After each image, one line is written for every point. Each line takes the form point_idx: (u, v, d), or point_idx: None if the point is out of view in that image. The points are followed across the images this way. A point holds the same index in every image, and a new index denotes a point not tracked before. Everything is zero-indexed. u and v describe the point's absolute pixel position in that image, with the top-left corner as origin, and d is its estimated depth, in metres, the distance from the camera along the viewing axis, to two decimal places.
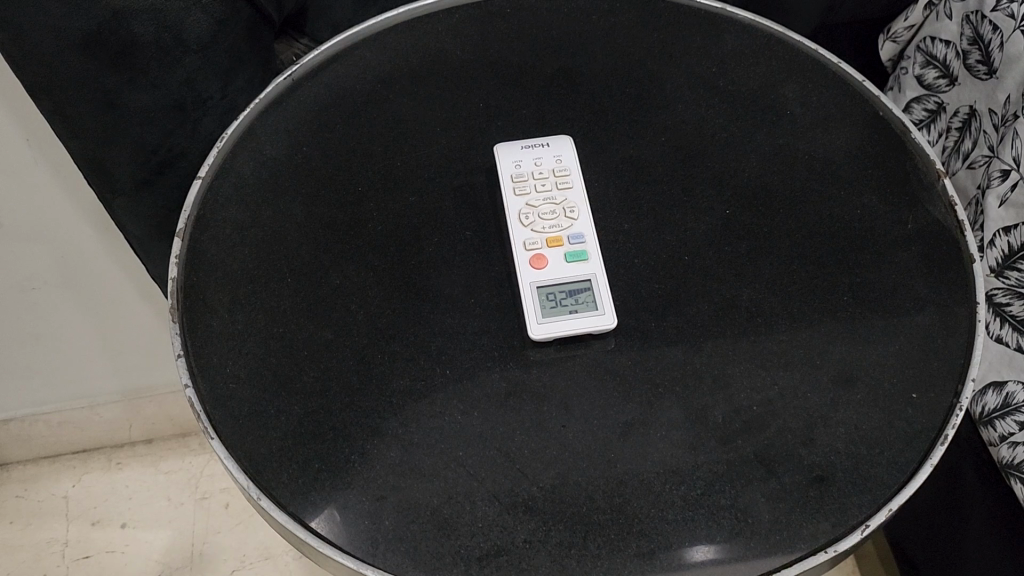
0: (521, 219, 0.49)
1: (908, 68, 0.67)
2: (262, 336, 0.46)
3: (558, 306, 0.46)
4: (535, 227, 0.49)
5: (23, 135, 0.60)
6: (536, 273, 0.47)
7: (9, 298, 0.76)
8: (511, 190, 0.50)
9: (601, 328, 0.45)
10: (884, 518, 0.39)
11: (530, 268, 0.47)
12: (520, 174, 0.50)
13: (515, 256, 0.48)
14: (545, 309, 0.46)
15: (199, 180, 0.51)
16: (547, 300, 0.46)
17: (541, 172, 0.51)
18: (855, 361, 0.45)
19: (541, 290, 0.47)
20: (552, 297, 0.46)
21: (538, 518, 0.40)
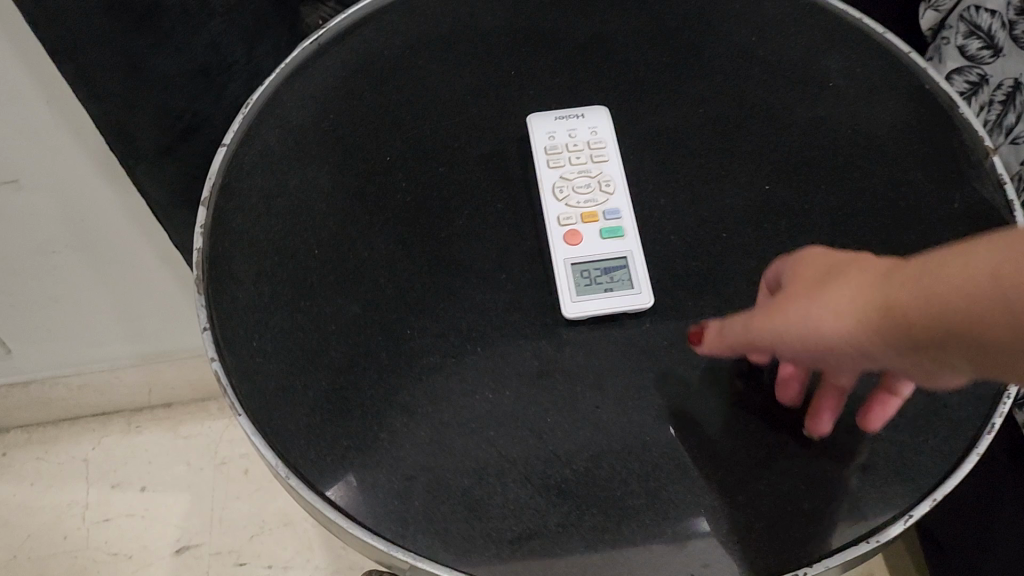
0: (556, 194, 0.48)
1: (950, 38, 0.64)
2: (289, 309, 0.45)
3: (593, 284, 0.45)
4: (570, 202, 0.47)
5: (43, 97, 0.59)
6: (571, 250, 0.46)
7: (29, 260, 0.75)
8: (545, 162, 0.49)
9: (637, 307, 0.44)
10: (927, 509, 0.39)
11: (564, 244, 0.46)
12: (554, 146, 0.49)
13: (549, 232, 0.47)
14: (579, 288, 0.45)
15: (224, 147, 0.49)
16: (582, 278, 0.45)
17: (576, 144, 0.49)
18: None
19: (575, 267, 0.46)
20: (587, 275, 0.46)
21: (571, 502, 0.39)
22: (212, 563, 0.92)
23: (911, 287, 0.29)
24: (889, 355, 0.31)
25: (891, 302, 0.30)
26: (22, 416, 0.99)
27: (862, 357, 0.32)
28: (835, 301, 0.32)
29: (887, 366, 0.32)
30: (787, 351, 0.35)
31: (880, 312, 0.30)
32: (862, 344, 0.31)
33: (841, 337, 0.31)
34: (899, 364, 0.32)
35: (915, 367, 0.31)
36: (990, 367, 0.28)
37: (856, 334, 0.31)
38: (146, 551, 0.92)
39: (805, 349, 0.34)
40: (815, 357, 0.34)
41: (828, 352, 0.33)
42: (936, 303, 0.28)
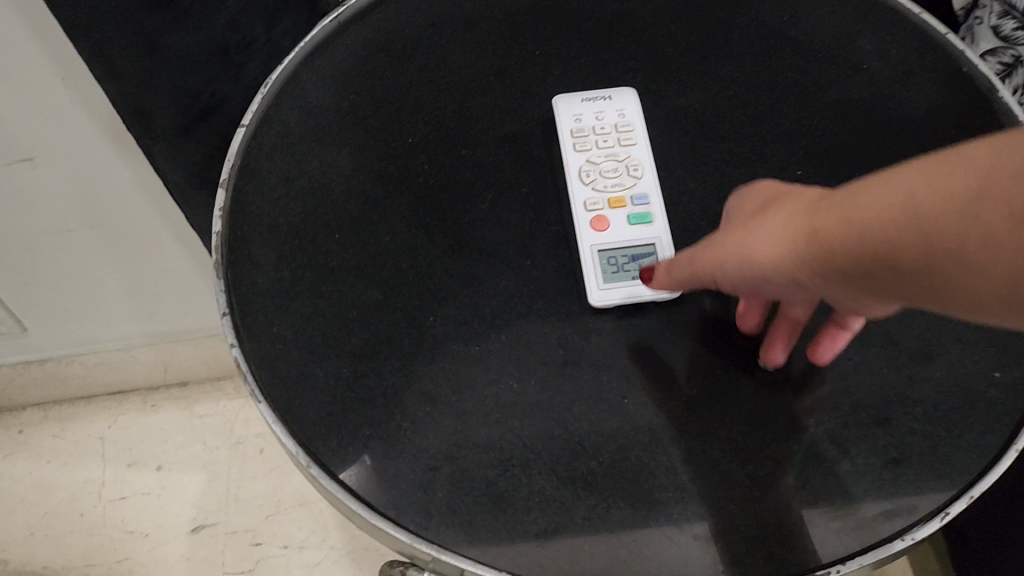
0: (582, 177, 0.47)
1: (984, 16, 0.60)
2: (310, 294, 0.44)
3: (619, 270, 0.45)
4: (598, 186, 0.47)
5: (59, 75, 0.58)
6: (597, 234, 0.46)
7: (45, 239, 0.75)
8: (572, 145, 0.48)
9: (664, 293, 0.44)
10: (964, 505, 0.37)
11: (591, 228, 0.46)
12: (581, 129, 0.49)
13: (575, 215, 0.46)
14: (605, 273, 0.45)
15: (243, 127, 0.48)
16: (608, 263, 0.45)
17: (603, 127, 0.49)
18: (935, 335, 0.42)
19: (603, 253, 0.45)
20: (615, 261, 0.45)
21: (598, 494, 0.38)
22: (227, 543, 0.92)
23: (842, 213, 0.30)
24: (818, 281, 0.33)
25: (817, 228, 0.32)
26: (38, 394, 0.99)
27: (790, 284, 0.35)
28: (768, 227, 0.34)
29: (815, 293, 0.35)
30: (729, 279, 0.37)
31: (803, 236, 0.32)
32: (791, 266, 0.33)
33: (769, 260, 0.34)
34: (840, 290, 0.33)
35: (846, 291, 0.33)
36: (916, 297, 0.29)
37: (782, 256, 0.33)
38: (162, 530, 0.92)
39: (743, 276, 0.36)
40: (753, 285, 0.36)
41: (758, 277, 0.35)
42: (863, 229, 0.29)
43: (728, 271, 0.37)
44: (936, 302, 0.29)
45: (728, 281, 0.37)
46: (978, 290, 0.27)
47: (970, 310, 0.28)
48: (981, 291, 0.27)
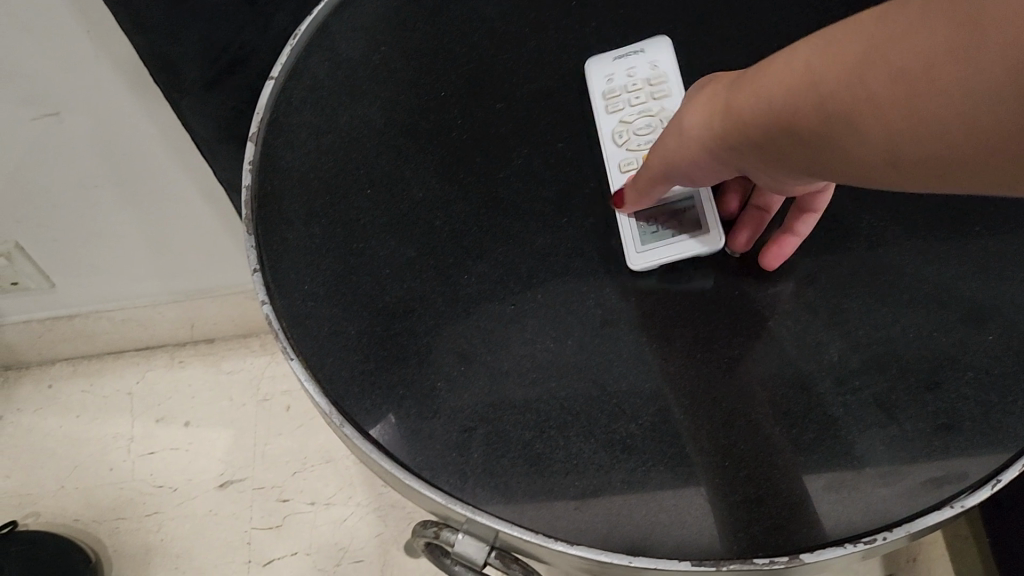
0: (615, 139, 0.45)
1: None
2: (341, 251, 0.43)
3: (657, 230, 0.43)
4: (631, 146, 0.45)
5: (83, 28, 0.56)
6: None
7: (70, 195, 0.74)
8: (603, 108, 0.46)
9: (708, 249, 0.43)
10: (1017, 473, 0.36)
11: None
12: (612, 89, 0.46)
13: (611, 181, 0.45)
14: (644, 234, 0.43)
15: (271, 80, 0.47)
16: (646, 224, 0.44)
17: (635, 84, 0.46)
18: (987, 298, 0.41)
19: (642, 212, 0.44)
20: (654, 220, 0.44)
21: (637, 458, 0.38)
22: (255, 498, 0.92)
23: (755, 90, 0.30)
24: (749, 160, 0.33)
25: (737, 106, 0.31)
26: (67, 349, 0.99)
27: (728, 164, 0.34)
28: (695, 108, 0.34)
29: (752, 174, 0.34)
30: (671, 168, 0.37)
31: (725, 115, 0.32)
32: (717, 144, 0.33)
33: (704, 144, 0.34)
34: (770, 168, 0.32)
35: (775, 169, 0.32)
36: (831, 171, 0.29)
37: (707, 136, 0.33)
38: (190, 485, 0.93)
39: (683, 163, 0.36)
40: (695, 170, 0.36)
41: (698, 161, 0.35)
42: (771, 105, 0.29)
43: (670, 160, 0.37)
44: (849, 174, 0.28)
45: (670, 170, 0.37)
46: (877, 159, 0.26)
47: (877, 179, 0.27)
48: (878, 156, 0.26)
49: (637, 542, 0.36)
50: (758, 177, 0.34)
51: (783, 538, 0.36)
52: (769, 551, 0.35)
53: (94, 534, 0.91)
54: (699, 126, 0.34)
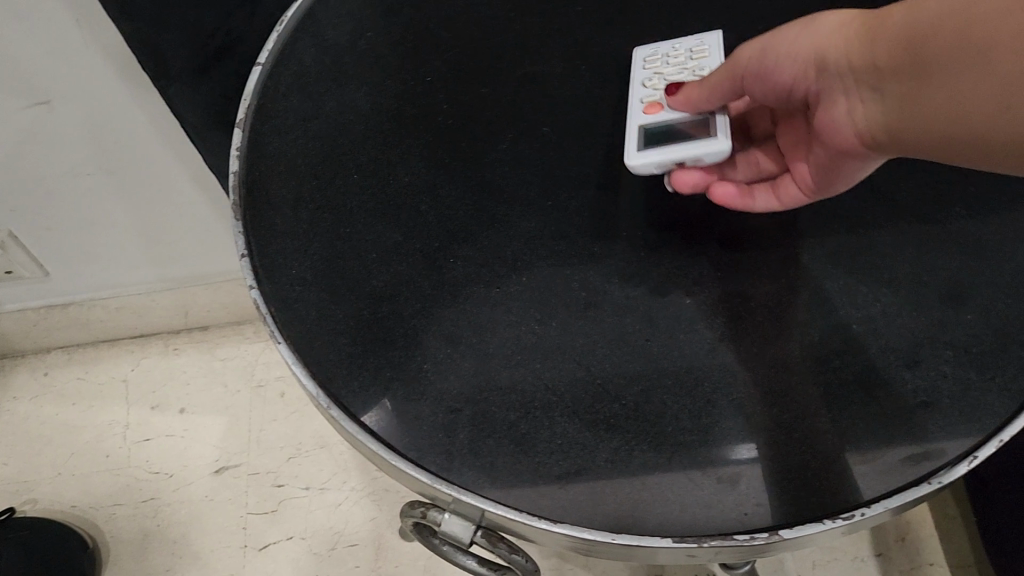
0: (643, 83, 0.45)
1: None
2: (329, 235, 0.44)
3: (660, 140, 0.43)
4: (658, 86, 0.45)
5: (73, 15, 0.57)
6: (649, 116, 0.44)
7: (63, 183, 0.74)
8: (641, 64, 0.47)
9: (712, 153, 0.41)
10: (994, 449, 0.36)
11: (640, 113, 0.44)
12: (653, 54, 0.47)
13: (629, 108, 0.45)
14: (646, 143, 0.42)
15: (259, 66, 0.48)
16: (651, 137, 0.43)
17: (677, 50, 0.47)
18: (965, 277, 0.42)
19: (648, 128, 0.43)
20: (659, 133, 0.43)
21: (621, 437, 0.38)
22: (250, 484, 0.92)
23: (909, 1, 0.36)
24: (845, 78, 0.39)
25: (881, 21, 0.37)
26: (63, 336, 1.00)
27: (825, 80, 0.40)
28: (829, 18, 0.40)
29: (829, 98, 0.40)
30: (751, 66, 0.41)
31: (863, 32, 0.38)
32: (837, 50, 0.39)
33: (821, 52, 0.40)
34: (854, 86, 0.39)
35: (859, 92, 0.38)
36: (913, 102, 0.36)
37: (834, 40, 0.39)
38: (186, 471, 0.93)
39: (775, 60, 0.41)
40: (779, 73, 0.42)
41: (803, 69, 0.41)
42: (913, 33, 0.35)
43: (763, 54, 0.41)
44: (923, 116, 0.35)
45: (748, 69, 0.42)
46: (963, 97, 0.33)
47: (940, 121, 0.34)
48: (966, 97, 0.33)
49: (620, 520, 0.36)
50: (830, 107, 0.40)
51: (765, 514, 0.36)
52: (752, 528, 0.36)
53: (91, 521, 0.91)
54: (828, 33, 0.39)
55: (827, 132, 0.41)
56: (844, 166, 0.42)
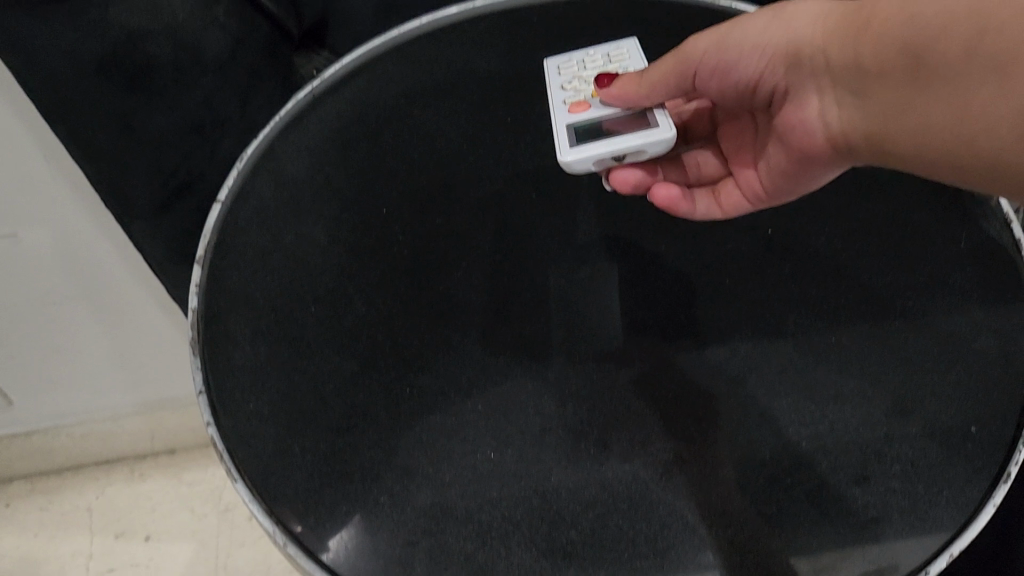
0: (563, 87, 0.49)
1: None
2: (286, 369, 0.45)
3: (597, 137, 0.46)
4: (578, 90, 0.49)
5: (38, 148, 0.59)
6: (574, 115, 0.47)
7: (28, 310, 0.74)
8: (557, 73, 0.51)
9: (662, 141, 0.45)
10: (945, 562, 0.38)
11: (567, 112, 0.47)
12: (568, 62, 0.51)
13: (552, 109, 0.48)
14: (583, 139, 0.46)
15: (219, 203, 0.49)
16: (583, 134, 0.46)
17: (594, 57, 0.51)
18: (911, 393, 0.43)
19: (581, 129, 0.47)
20: (590, 132, 0.46)
21: (579, 565, 0.39)
22: None
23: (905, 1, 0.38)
24: (819, 77, 0.45)
25: (861, 22, 0.41)
26: (25, 467, 0.98)
27: (794, 75, 0.46)
28: (807, 11, 0.44)
29: (800, 95, 0.47)
30: (711, 61, 0.47)
31: (842, 33, 0.42)
32: (817, 47, 0.44)
33: (794, 52, 0.45)
34: (831, 83, 0.44)
35: (831, 89, 0.44)
36: (898, 104, 0.40)
37: (814, 36, 0.44)
38: None
39: (742, 54, 0.46)
40: (744, 69, 0.47)
41: (769, 66, 0.47)
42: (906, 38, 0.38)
43: (722, 48, 0.47)
44: (892, 121, 0.41)
45: (706, 62, 0.47)
46: (955, 111, 0.37)
47: (929, 130, 0.39)
48: (956, 114, 0.37)
49: None
50: (803, 104, 0.47)
51: None
52: None
53: None
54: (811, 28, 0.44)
55: (794, 132, 0.48)
56: (806, 167, 0.48)
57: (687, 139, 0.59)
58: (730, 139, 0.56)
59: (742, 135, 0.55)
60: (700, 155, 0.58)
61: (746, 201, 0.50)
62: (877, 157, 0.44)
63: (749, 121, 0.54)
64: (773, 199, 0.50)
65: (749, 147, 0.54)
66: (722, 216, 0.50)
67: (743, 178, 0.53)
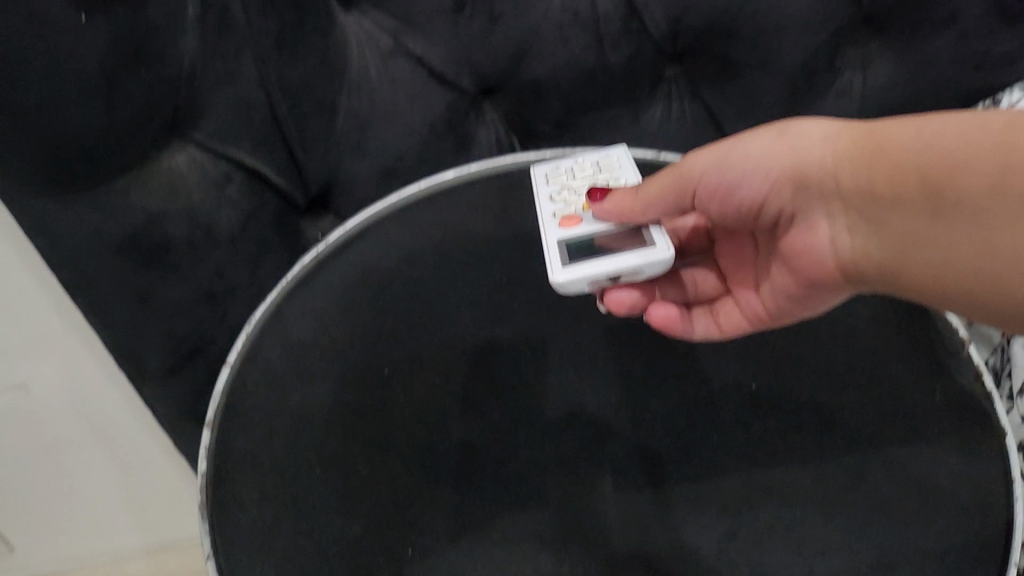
0: (553, 197, 0.53)
1: None
2: (294, 532, 0.46)
3: (592, 256, 0.48)
4: (567, 202, 0.52)
5: (56, 308, 0.62)
6: (566, 229, 0.50)
7: (37, 463, 0.75)
8: (545, 182, 0.55)
9: (658, 262, 0.48)
10: None
11: (560, 227, 0.50)
12: (556, 171, 0.55)
13: (544, 222, 0.51)
14: (578, 257, 0.48)
15: (228, 367, 0.52)
16: (577, 251, 0.49)
17: (584, 167, 0.56)
18: (893, 546, 0.44)
19: (573, 245, 0.49)
20: (583, 249, 0.49)
21: None
22: None
23: (922, 135, 0.41)
24: (827, 199, 0.46)
25: (874, 151, 0.43)
26: None
27: (799, 198, 0.47)
28: (813, 135, 0.46)
29: (806, 220, 0.48)
30: (712, 180, 0.49)
31: (853, 161, 0.44)
32: (825, 169, 0.45)
33: (799, 175, 0.46)
34: (841, 210, 0.45)
35: (841, 213, 0.46)
36: (917, 235, 0.42)
37: (823, 158, 0.45)
38: None
39: (746, 175, 0.48)
40: (748, 190, 0.49)
41: (772, 188, 0.48)
42: (924, 175, 0.41)
43: (725, 168, 0.49)
44: (906, 254, 0.43)
45: (706, 181, 0.50)
46: (983, 240, 0.39)
47: (956, 260, 0.40)
48: (984, 244, 0.39)
49: None
50: (808, 230, 0.48)
51: None
52: None
53: None
54: (817, 151, 0.45)
55: (800, 255, 0.50)
56: (813, 289, 0.50)
57: (684, 254, 0.62)
58: (730, 257, 0.59)
59: (743, 251, 0.58)
60: (699, 271, 0.61)
61: (745, 322, 0.54)
62: (890, 286, 0.45)
63: (747, 242, 0.58)
64: (775, 321, 0.53)
65: (748, 266, 0.58)
66: (721, 336, 0.54)
67: (745, 298, 0.56)
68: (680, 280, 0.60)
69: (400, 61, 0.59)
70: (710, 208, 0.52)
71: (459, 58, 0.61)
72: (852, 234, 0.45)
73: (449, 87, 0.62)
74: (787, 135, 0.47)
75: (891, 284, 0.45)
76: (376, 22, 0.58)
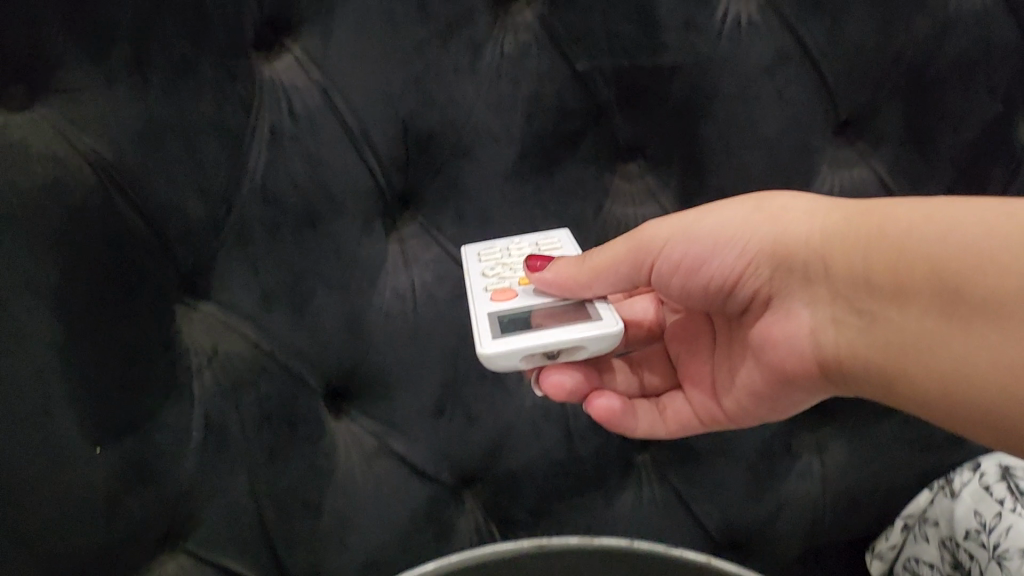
0: (486, 271, 0.55)
1: None
2: None
3: (522, 329, 0.50)
4: (499, 276, 0.55)
5: None
6: (495, 304, 0.52)
7: None
8: (477, 257, 0.57)
9: (597, 336, 0.49)
10: None
11: (491, 299, 0.53)
12: (491, 249, 0.57)
13: (477, 296, 0.53)
14: (508, 330, 0.50)
15: None
16: (508, 324, 0.50)
17: (521, 245, 0.57)
18: None
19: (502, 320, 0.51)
20: (511, 324, 0.51)
21: None
22: None
23: (934, 221, 0.41)
24: (807, 279, 0.48)
25: (876, 230, 0.44)
26: None
27: (777, 278, 0.50)
28: (800, 215, 0.48)
29: (784, 305, 0.50)
30: (673, 252, 0.52)
31: (845, 235, 0.45)
32: (814, 241, 0.47)
33: (779, 250, 0.49)
34: (824, 293, 0.47)
35: (826, 299, 0.47)
36: (914, 334, 0.42)
37: (813, 232, 0.47)
38: None
39: (717, 247, 0.51)
40: (720, 272, 0.52)
41: (745, 266, 0.50)
42: (936, 265, 0.41)
43: (694, 248, 0.51)
44: (903, 348, 0.43)
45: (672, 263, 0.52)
46: (979, 356, 0.39)
47: (965, 372, 0.40)
48: (999, 365, 0.39)
49: None
50: (786, 315, 0.50)
51: None
52: None
53: None
54: (803, 226, 0.48)
55: (775, 347, 0.52)
56: (787, 382, 0.53)
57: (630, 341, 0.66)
58: (680, 345, 0.64)
59: (699, 338, 0.62)
60: (647, 363, 0.66)
61: (695, 419, 0.61)
62: (870, 372, 0.46)
63: (705, 330, 0.62)
64: (735, 419, 0.60)
65: (703, 356, 0.62)
66: (668, 435, 0.62)
67: (697, 398, 0.62)
68: (631, 371, 0.65)
69: (385, 461, 0.64)
70: (686, 289, 0.55)
71: (440, 455, 0.65)
72: (834, 312, 0.47)
73: (430, 481, 0.66)
74: (770, 212, 0.49)
75: (877, 379, 0.46)
76: (363, 426, 0.63)
